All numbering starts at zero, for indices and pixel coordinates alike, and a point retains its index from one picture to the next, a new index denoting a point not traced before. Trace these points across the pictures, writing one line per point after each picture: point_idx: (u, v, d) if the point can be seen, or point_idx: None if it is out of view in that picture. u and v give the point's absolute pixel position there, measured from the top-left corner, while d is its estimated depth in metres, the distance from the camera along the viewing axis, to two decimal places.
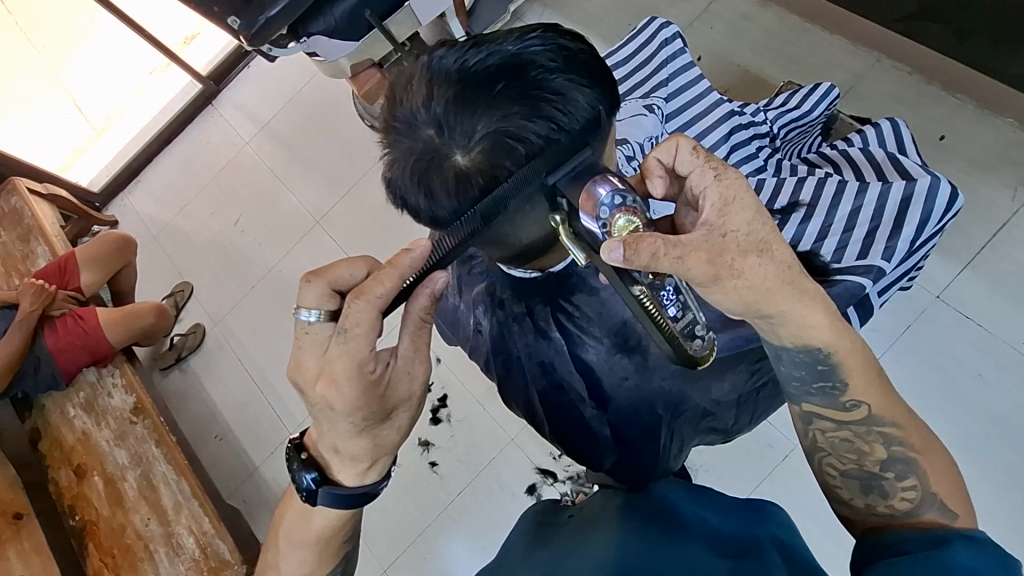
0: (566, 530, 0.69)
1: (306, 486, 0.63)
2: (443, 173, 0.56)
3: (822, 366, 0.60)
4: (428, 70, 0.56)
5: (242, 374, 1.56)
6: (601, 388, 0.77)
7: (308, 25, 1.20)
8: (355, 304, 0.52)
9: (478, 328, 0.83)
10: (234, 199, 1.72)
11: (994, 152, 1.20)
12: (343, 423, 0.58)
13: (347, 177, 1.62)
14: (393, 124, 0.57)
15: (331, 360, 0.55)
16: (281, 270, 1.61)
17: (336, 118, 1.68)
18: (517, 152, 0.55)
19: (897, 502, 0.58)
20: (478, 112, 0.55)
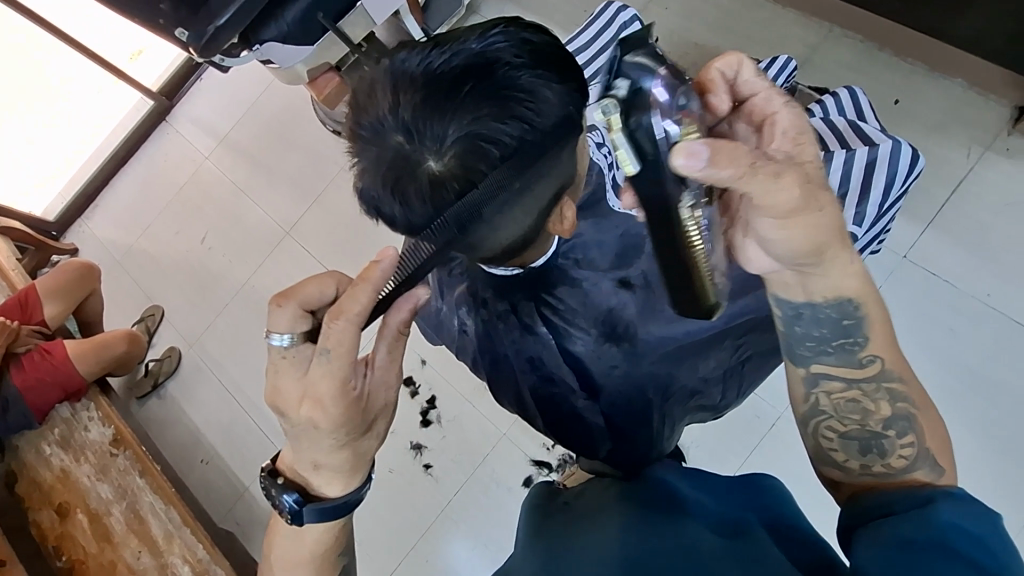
0: (564, 522, 0.68)
1: (287, 508, 0.62)
2: (416, 180, 0.55)
3: (846, 320, 0.62)
4: (389, 73, 0.55)
5: (224, 394, 1.53)
6: (593, 381, 0.79)
7: (260, 32, 1.17)
8: (335, 324, 0.53)
9: (461, 329, 0.82)
10: (198, 215, 1.68)
11: (946, 112, 1.24)
12: (325, 439, 0.58)
13: (314, 186, 1.60)
14: (358, 131, 0.56)
15: (316, 380, 0.56)
16: (254, 285, 1.58)
17: (297, 126, 1.64)
18: (491, 155, 0.55)
19: (895, 460, 0.58)
20: (445, 116, 0.54)
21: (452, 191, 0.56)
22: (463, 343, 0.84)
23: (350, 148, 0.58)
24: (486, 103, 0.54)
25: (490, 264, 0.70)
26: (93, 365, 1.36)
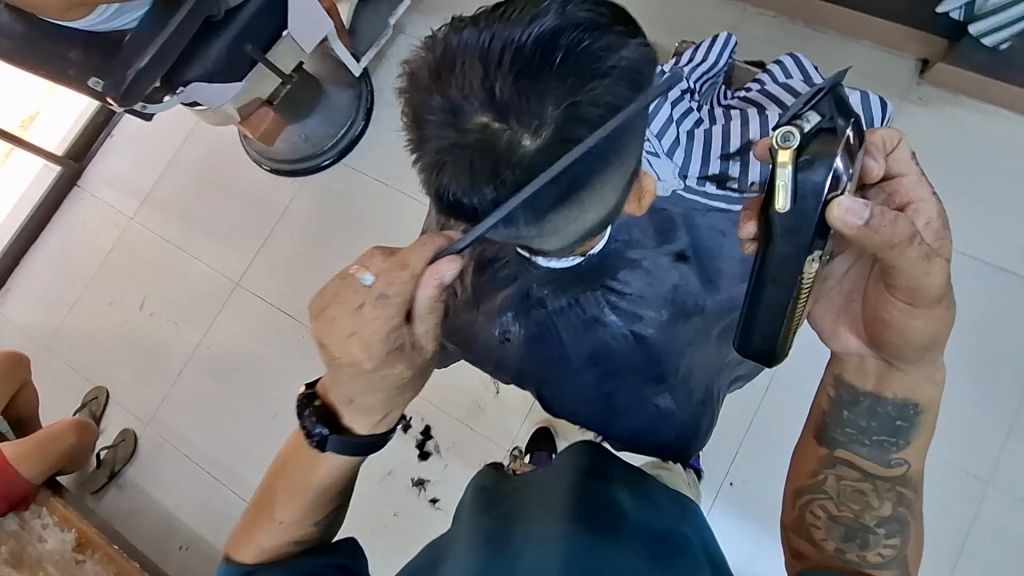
0: (511, 494, 0.67)
1: (320, 428, 0.67)
2: (507, 162, 0.50)
3: (901, 421, 0.75)
4: (466, 48, 0.49)
5: (193, 469, 1.39)
6: (662, 367, 0.73)
7: (182, 72, 1.08)
8: (401, 272, 0.57)
9: (504, 337, 0.73)
10: (132, 281, 1.54)
11: (863, 73, 1.33)
12: (365, 375, 0.62)
13: (259, 230, 1.50)
14: (429, 116, 0.50)
15: (368, 320, 0.59)
16: (209, 346, 1.46)
17: (229, 171, 1.54)
18: (592, 124, 0.50)
19: (873, 553, 0.71)
20: (537, 90, 0.49)
21: (549, 172, 0.50)
22: (504, 353, 0.74)
23: (420, 135, 0.52)
24: (578, 73, 0.49)
25: (549, 254, 0.61)
26: (37, 466, 1.22)
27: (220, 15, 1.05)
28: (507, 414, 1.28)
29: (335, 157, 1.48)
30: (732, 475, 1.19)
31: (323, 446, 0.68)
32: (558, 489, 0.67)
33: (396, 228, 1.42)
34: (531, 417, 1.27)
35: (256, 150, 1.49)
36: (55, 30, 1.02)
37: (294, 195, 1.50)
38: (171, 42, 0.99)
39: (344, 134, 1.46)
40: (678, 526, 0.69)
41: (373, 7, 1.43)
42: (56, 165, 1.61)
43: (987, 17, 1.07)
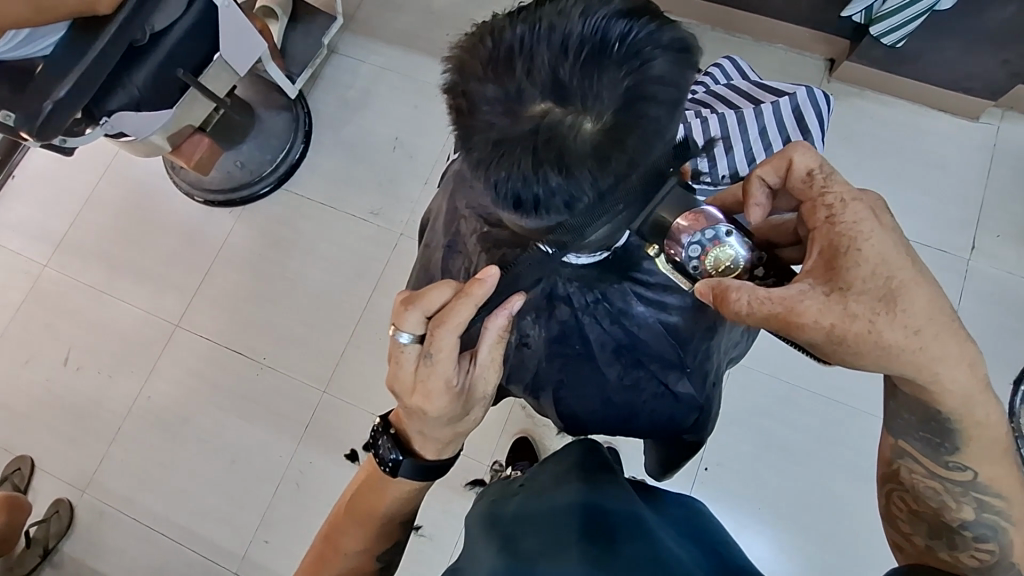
0: (522, 515, 0.71)
1: (393, 459, 0.64)
2: (576, 149, 0.39)
3: (936, 422, 0.57)
4: (518, 28, 0.40)
5: (145, 534, 1.26)
6: (685, 357, 0.59)
7: (105, 102, 1.01)
8: (439, 333, 0.50)
9: (518, 341, 0.59)
10: (51, 335, 1.38)
11: (778, 72, 1.45)
12: (433, 421, 0.57)
13: (196, 265, 1.40)
14: (481, 104, 0.40)
15: (423, 377, 0.53)
16: (149, 396, 1.34)
17: (155, 205, 1.43)
18: (666, 101, 0.41)
19: (974, 556, 0.61)
20: (604, 67, 0.40)
21: (624, 160, 0.40)
22: (519, 359, 0.60)
23: (467, 129, 0.41)
24: (655, 43, 0.40)
25: (579, 251, 0.47)
26: None
27: (145, 39, 0.98)
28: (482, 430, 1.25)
29: (275, 183, 1.41)
30: (707, 461, 1.23)
31: (395, 473, 0.65)
32: (564, 498, 0.70)
33: (348, 252, 1.37)
34: (508, 429, 1.25)
35: (187, 181, 1.40)
36: None
37: (233, 227, 1.41)
38: (93, 70, 0.91)
39: (283, 158, 1.40)
40: (691, 536, 0.71)
41: (304, 29, 1.40)
42: None
43: (885, 18, 1.20)
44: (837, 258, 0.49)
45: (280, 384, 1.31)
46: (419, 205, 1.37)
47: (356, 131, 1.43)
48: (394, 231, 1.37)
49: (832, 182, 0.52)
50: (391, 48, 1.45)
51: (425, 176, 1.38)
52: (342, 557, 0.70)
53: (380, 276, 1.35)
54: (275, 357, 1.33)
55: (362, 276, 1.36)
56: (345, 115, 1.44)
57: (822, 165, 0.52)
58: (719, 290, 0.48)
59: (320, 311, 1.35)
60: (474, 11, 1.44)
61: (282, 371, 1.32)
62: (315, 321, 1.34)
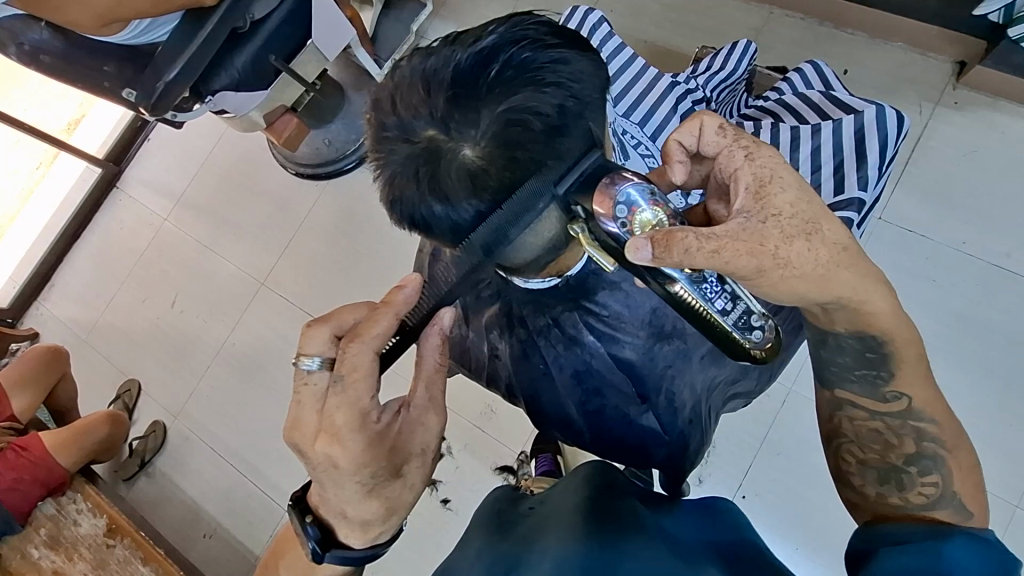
0: (531, 516, 0.67)
1: (314, 550, 0.62)
2: (452, 173, 0.49)
3: (870, 353, 0.63)
4: (415, 69, 0.51)
5: (218, 462, 1.45)
6: (645, 391, 0.67)
7: (210, 83, 1.12)
8: (351, 347, 0.56)
9: (492, 353, 0.68)
10: (164, 278, 1.60)
11: (892, 75, 1.29)
12: (350, 483, 0.59)
13: (281, 233, 1.55)
14: (383, 132, 0.51)
15: (331, 413, 0.57)
16: (235, 342, 1.51)
17: (256, 173, 1.60)
18: (532, 132, 0.49)
19: (914, 495, 0.61)
20: (480, 96, 0.49)
21: (493, 185, 0.49)
22: (496, 369, 0.70)
23: (376, 153, 0.52)
24: (524, 77, 0.49)
25: (527, 274, 0.57)
26: (76, 453, 1.31)
27: (247, 27, 1.08)
28: (513, 416, 1.29)
29: (358, 160, 1.50)
30: (745, 488, 1.17)
31: (319, 559, 0.63)
32: (568, 507, 0.65)
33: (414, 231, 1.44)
34: None
35: (280, 155, 1.53)
36: (92, 43, 1.07)
37: (317, 200, 1.54)
38: (198, 56, 1.02)
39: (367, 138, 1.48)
40: (712, 532, 0.65)
41: (395, 14, 1.47)
42: (96, 167, 1.69)
43: None
44: (763, 185, 0.53)
45: None
46: None
47: None
48: None
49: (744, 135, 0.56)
50: None
51: None
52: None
53: None
54: None
55: None
56: None
57: (728, 123, 0.56)
58: (665, 236, 0.48)
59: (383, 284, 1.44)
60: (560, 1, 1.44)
61: None
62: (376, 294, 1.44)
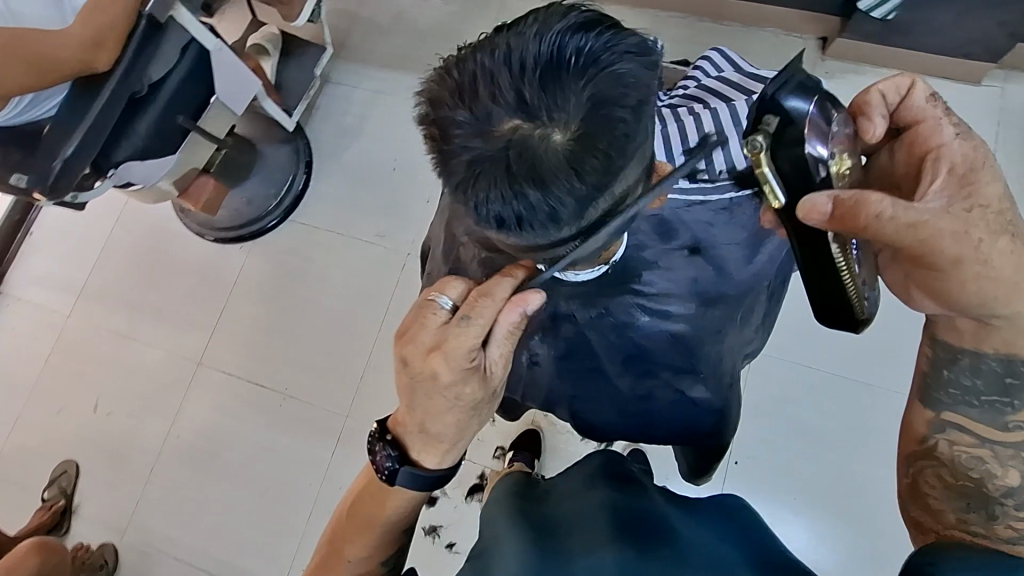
0: (548, 511, 0.70)
1: (390, 465, 0.66)
2: (546, 159, 0.46)
3: (1010, 379, 0.64)
4: (482, 59, 0.47)
5: (185, 570, 1.29)
6: (695, 364, 0.68)
7: (111, 154, 1.03)
8: (476, 289, 0.55)
9: (531, 362, 0.68)
10: (80, 382, 1.42)
11: (771, 56, 1.43)
12: (438, 400, 0.59)
13: (210, 305, 1.43)
14: (455, 130, 0.47)
15: (449, 334, 0.56)
16: (180, 434, 1.36)
17: (170, 246, 1.47)
18: (622, 105, 0.46)
19: (1001, 528, 0.61)
20: (566, 88, 0.46)
21: (591, 166, 0.46)
22: (535, 377, 0.70)
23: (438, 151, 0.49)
24: (613, 65, 0.47)
25: (579, 266, 0.55)
26: None
27: (145, 90, 1.01)
28: (502, 439, 1.26)
29: (281, 216, 1.44)
30: (737, 455, 1.22)
31: (392, 478, 0.66)
32: (583, 486, 0.73)
33: (359, 275, 1.40)
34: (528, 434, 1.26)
35: (195, 221, 1.45)
36: None
37: (243, 264, 1.44)
38: (97, 126, 0.93)
39: (286, 190, 1.43)
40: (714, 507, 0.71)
41: (297, 61, 1.43)
42: None
43: None
44: (974, 170, 0.56)
45: (306, 413, 1.34)
46: (424, 223, 1.40)
47: (358, 155, 1.47)
48: (401, 252, 1.39)
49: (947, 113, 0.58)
50: (383, 72, 1.51)
51: (429, 194, 1.41)
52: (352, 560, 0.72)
53: (392, 297, 1.37)
54: (297, 386, 1.35)
55: (375, 299, 1.38)
56: (344, 142, 1.48)
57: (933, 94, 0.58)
58: (856, 202, 0.50)
59: (338, 337, 1.37)
60: (461, 31, 1.50)
61: (305, 399, 1.34)
62: (332, 349, 1.36)
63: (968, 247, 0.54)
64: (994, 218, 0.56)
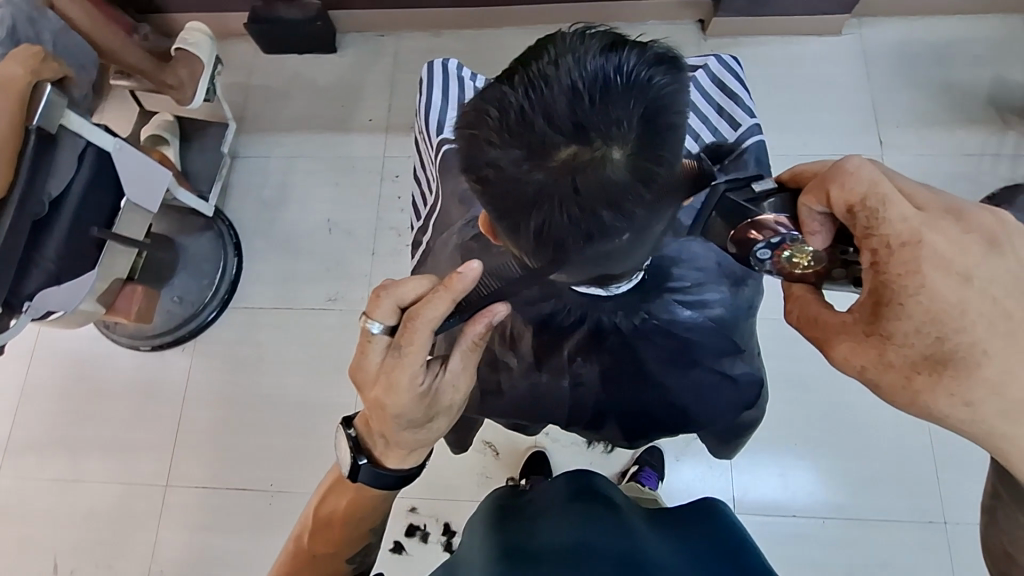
0: (525, 533, 0.69)
1: (353, 460, 0.62)
2: (611, 176, 0.45)
3: None
4: (525, 93, 0.45)
5: None
6: (736, 342, 0.68)
7: (22, 287, 0.93)
8: (412, 329, 0.51)
9: (574, 383, 0.67)
10: (30, 547, 1.25)
11: None
12: (390, 421, 0.57)
13: (163, 421, 1.30)
14: (512, 166, 0.45)
15: (390, 368, 0.53)
16: (161, 571, 1.23)
17: (101, 370, 1.33)
18: (667, 112, 0.47)
19: None
20: (619, 107, 0.45)
21: (653, 173, 0.46)
22: (580, 398, 0.68)
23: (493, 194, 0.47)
24: (656, 76, 0.46)
25: (619, 280, 0.58)
26: None
27: (45, 210, 0.91)
28: (512, 471, 1.23)
29: (220, 306, 1.34)
30: None
31: (355, 477, 0.63)
32: (562, 502, 0.74)
33: (319, 345, 1.32)
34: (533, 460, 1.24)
35: (127, 334, 1.32)
36: None
37: (189, 368, 1.33)
38: None
39: (220, 278, 1.34)
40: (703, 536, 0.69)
41: (199, 145, 1.39)
42: None
43: None
44: (894, 307, 0.44)
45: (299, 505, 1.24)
46: (375, 276, 1.35)
47: (288, 224, 1.40)
48: (358, 313, 1.33)
49: (881, 218, 0.44)
50: (292, 136, 1.46)
51: (372, 246, 1.37)
52: (317, 564, 0.68)
53: None
54: (283, 479, 1.26)
55: (343, 367, 1.31)
56: (268, 215, 1.41)
57: (903, 212, 0.43)
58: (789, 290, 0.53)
59: (314, 416, 1.29)
60: (361, 80, 1.48)
61: (294, 490, 1.25)
62: (309, 430, 1.28)
63: (865, 360, 0.47)
64: (929, 332, 0.44)
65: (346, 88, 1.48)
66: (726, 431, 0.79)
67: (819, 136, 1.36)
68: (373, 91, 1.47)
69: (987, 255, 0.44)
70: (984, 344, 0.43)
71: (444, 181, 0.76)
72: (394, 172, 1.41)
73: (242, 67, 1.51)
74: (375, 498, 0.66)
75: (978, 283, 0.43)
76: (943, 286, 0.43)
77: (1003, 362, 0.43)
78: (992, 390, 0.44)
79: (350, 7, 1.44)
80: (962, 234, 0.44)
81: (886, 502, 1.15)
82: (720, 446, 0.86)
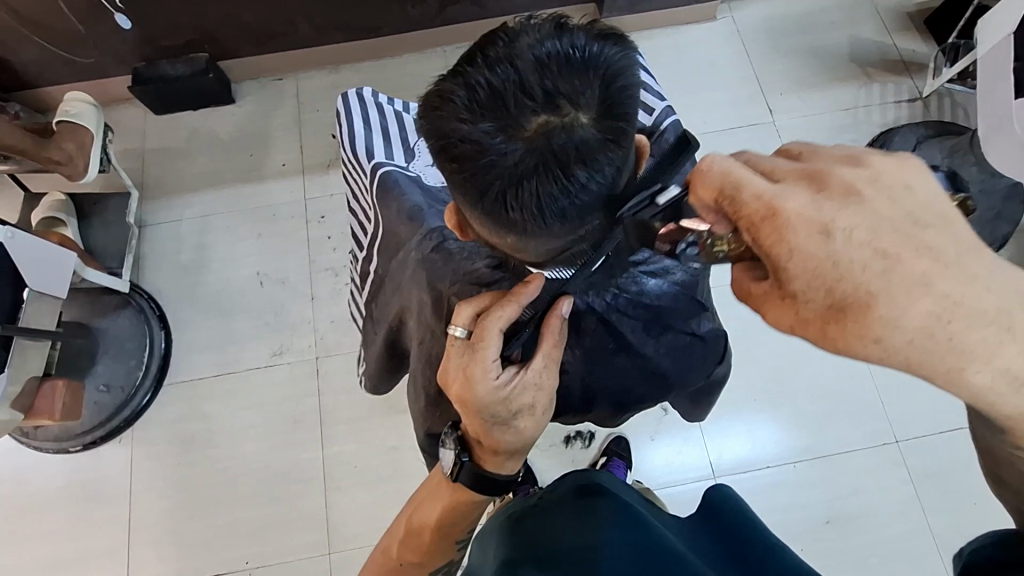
0: (546, 531, 0.69)
1: (457, 458, 0.62)
2: (583, 140, 0.49)
3: None
4: (492, 71, 0.50)
5: None
6: (702, 302, 0.72)
7: None
8: (482, 326, 0.56)
9: (560, 372, 0.69)
10: None
11: None
12: (473, 418, 0.58)
13: (110, 522, 1.19)
14: (491, 140, 0.49)
15: (469, 367, 0.56)
16: None
17: (30, 481, 1.20)
18: (624, 78, 0.51)
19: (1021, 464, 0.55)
20: (581, 77, 0.50)
21: (619, 136, 0.51)
22: (567, 386, 0.70)
23: (470, 167, 0.50)
24: (610, 49, 0.51)
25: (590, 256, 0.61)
26: None
27: None
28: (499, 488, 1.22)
29: (154, 386, 1.24)
30: None
31: (456, 479, 0.63)
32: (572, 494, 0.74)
33: (273, 404, 1.25)
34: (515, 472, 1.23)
35: (53, 436, 1.20)
36: None
37: (131, 459, 1.22)
38: None
39: (150, 355, 1.25)
40: (716, 529, 0.71)
41: (102, 219, 1.31)
42: None
43: None
44: (783, 277, 0.44)
45: None
46: (319, 320, 1.30)
47: (214, 286, 1.33)
48: (306, 362, 1.28)
49: (741, 201, 0.44)
50: (202, 194, 1.39)
51: (309, 291, 1.32)
52: (403, 569, 0.71)
53: (319, 410, 1.25)
54: (258, 554, 1.18)
55: (302, 421, 1.24)
56: (191, 279, 1.33)
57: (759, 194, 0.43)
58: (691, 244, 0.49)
59: (281, 479, 1.21)
60: (265, 126, 1.43)
61: (274, 562, 1.17)
62: (278, 493, 1.21)
63: (787, 319, 0.45)
64: (819, 285, 0.42)
65: (251, 135, 1.43)
66: (701, 393, 0.83)
67: (715, 113, 1.47)
68: (280, 135, 1.43)
69: (843, 207, 0.42)
70: (869, 286, 0.41)
71: (385, 206, 0.77)
72: (318, 213, 1.37)
73: (133, 132, 1.43)
74: (442, 519, 0.67)
75: (840, 234, 0.42)
76: (807, 243, 0.42)
77: (892, 300, 0.41)
78: (893, 326, 0.41)
79: (239, 54, 1.40)
80: (815, 195, 0.43)
81: (846, 433, 1.24)
82: (694, 410, 0.89)
